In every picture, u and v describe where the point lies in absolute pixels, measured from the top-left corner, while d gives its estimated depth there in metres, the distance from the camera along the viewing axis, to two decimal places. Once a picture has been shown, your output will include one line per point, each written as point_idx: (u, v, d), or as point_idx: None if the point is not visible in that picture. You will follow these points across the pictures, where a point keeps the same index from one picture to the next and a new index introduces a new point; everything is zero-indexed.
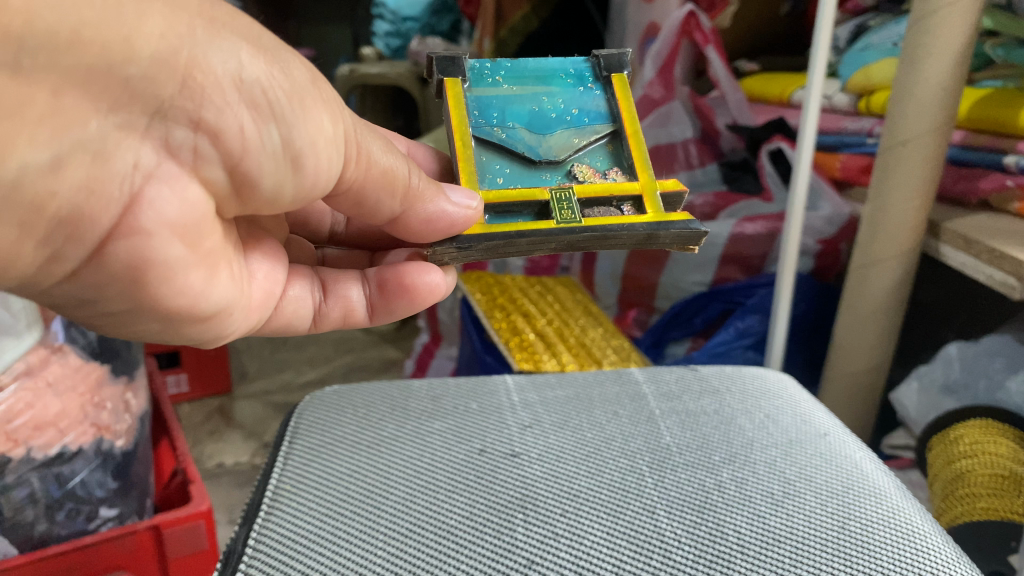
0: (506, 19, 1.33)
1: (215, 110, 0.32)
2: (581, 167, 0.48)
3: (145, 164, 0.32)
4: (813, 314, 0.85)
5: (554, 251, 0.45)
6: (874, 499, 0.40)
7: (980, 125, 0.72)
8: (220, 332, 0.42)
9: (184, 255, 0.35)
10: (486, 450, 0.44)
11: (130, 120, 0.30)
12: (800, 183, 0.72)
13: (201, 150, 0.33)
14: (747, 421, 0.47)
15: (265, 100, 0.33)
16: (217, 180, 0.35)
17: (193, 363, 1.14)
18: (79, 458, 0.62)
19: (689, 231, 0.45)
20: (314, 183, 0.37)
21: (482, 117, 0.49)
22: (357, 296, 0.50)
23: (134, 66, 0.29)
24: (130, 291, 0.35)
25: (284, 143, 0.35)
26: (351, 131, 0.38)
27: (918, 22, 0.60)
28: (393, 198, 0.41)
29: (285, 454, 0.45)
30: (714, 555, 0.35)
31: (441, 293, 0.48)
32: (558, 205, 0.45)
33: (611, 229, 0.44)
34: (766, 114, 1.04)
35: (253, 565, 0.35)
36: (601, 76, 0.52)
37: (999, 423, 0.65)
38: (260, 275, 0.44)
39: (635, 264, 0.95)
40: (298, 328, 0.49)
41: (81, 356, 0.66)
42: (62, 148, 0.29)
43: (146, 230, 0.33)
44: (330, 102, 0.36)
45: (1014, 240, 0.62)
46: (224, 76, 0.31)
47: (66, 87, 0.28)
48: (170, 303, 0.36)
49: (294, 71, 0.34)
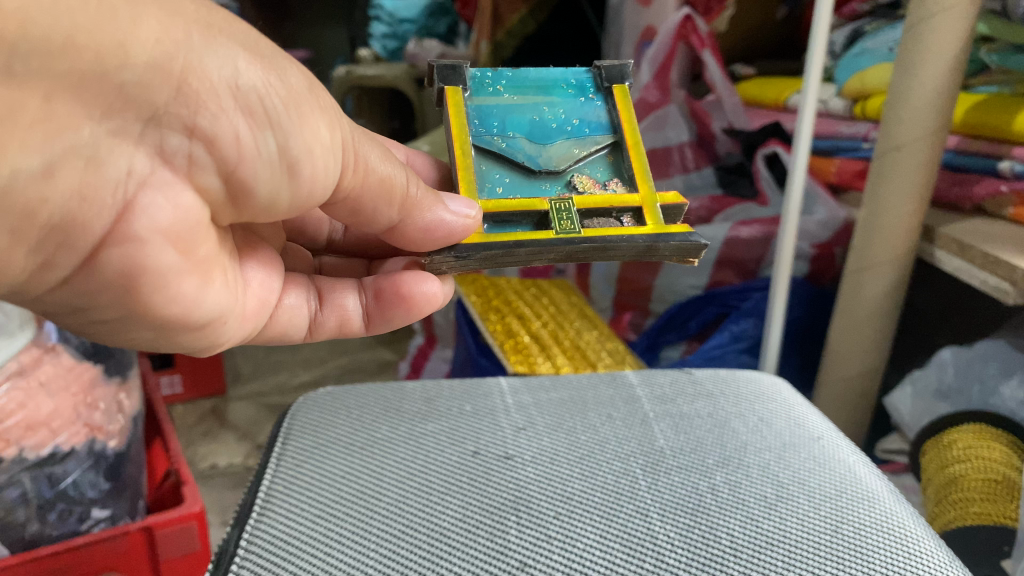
0: (504, 22, 1.31)
1: (210, 116, 0.32)
2: (581, 178, 0.48)
3: (139, 171, 0.32)
4: (807, 318, 0.86)
5: (553, 261, 0.45)
6: (867, 503, 0.40)
7: (974, 131, 0.72)
8: (214, 340, 0.42)
9: (177, 262, 0.35)
10: (480, 452, 0.44)
11: (124, 126, 0.30)
12: (794, 189, 0.71)
13: (196, 156, 0.33)
14: (741, 424, 0.47)
15: (261, 107, 0.33)
16: (212, 187, 0.35)
17: (187, 364, 1.14)
18: (71, 458, 0.61)
19: (688, 243, 0.45)
20: (310, 191, 0.37)
21: (482, 126, 0.48)
22: (353, 305, 0.50)
23: (128, 72, 0.29)
24: (123, 299, 0.35)
25: (280, 150, 0.35)
26: (348, 140, 0.38)
27: (913, 29, 0.60)
28: (391, 206, 0.41)
29: (278, 455, 0.45)
30: (706, 558, 0.35)
31: (438, 302, 0.48)
32: (557, 215, 0.45)
33: (610, 240, 0.44)
34: (762, 118, 1.05)
35: (245, 566, 0.35)
36: (602, 87, 0.52)
37: (990, 427, 0.64)
38: (256, 283, 0.44)
39: (631, 267, 0.95)
40: (293, 336, 0.49)
41: (74, 356, 0.66)
42: (54, 152, 0.29)
43: (139, 238, 0.33)
44: (327, 109, 0.36)
45: (1010, 246, 0.61)
46: (220, 82, 0.31)
47: (60, 93, 0.28)
48: (164, 311, 0.36)
49: (291, 79, 0.34)
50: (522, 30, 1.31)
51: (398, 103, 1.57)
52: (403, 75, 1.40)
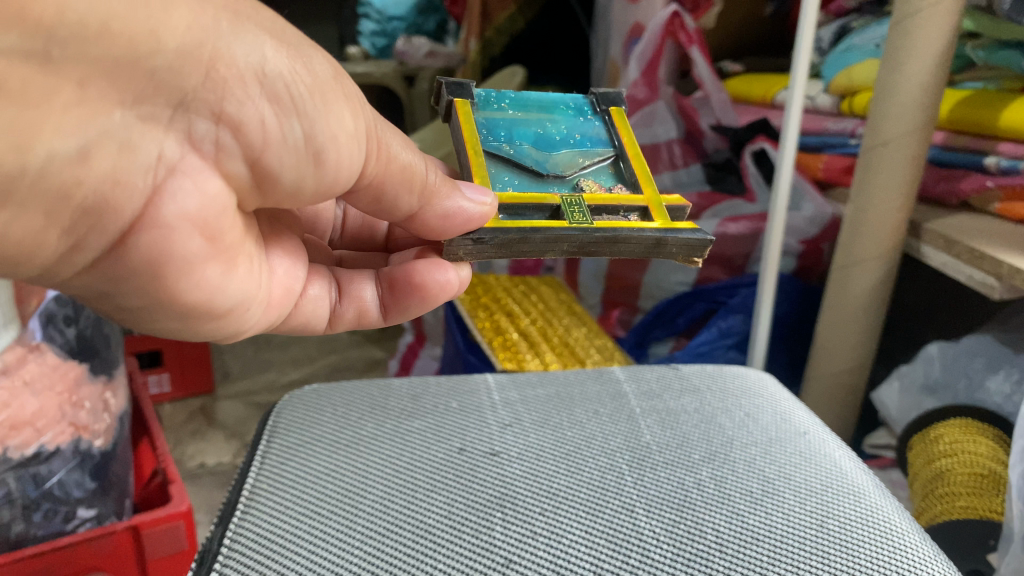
0: (493, 19, 1.34)
1: (236, 102, 0.31)
2: (587, 182, 0.48)
3: (169, 156, 0.31)
4: (794, 314, 0.86)
5: (566, 254, 0.44)
6: (852, 497, 0.40)
7: (960, 126, 0.72)
8: (237, 328, 0.42)
9: (203, 249, 0.35)
10: (465, 449, 0.44)
11: (153, 112, 0.30)
12: (783, 182, 0.71)
13: (223, 142, 0.33)
14: (727, 420, 0.47)
15: (288, 95, 0.32)
16: (238, 174, 0.35)
17: (175, 363, 1.13)
18: (57, 457, 0.61)
19: (695, 240, 0.45)
20: (335, 178, 0.37)
21: (490, 134, 0.48)
22: (370, 296, 0.49)
23: (160, 58, 0.28)
24: (150, 287, 0.35)
25: (306, 137, 0.34)
26: (372, 126, 0.37)
27: (899, 24, 0.60)
28: (411, 194, 0.41)
29: (262, 453, 0.45)
30: (692, 553, 0.35)
31: (453, 289, 0.47)
32: (569, 208, 0.45)
33: (622, 233, 0.44)
34: (749, 115, 1.05)
35: (229, 565, 0.35)
36: (598, 110, 0.53)
37: (979, 422, 0.65)
38: (281, 270, 0.44)
39: (619, 264, 0.95)
40: (314, 327, 0.49)
41: (59, 354, 0.65)
42: (87, 137, 0.28)
43: (168, 224, 0.33)
44: (352, 97, 0.36)
45: (994, 240, 0.62)
46: (247, 69, 0.31)
47: (92, 77, 0.27)
48: (188, 297, 0.37)
49: (317, 67, 0.33)
50: (511, 27, 1.35)
51: (388, 100, 1.59)
52: (391, 72, 1.44)
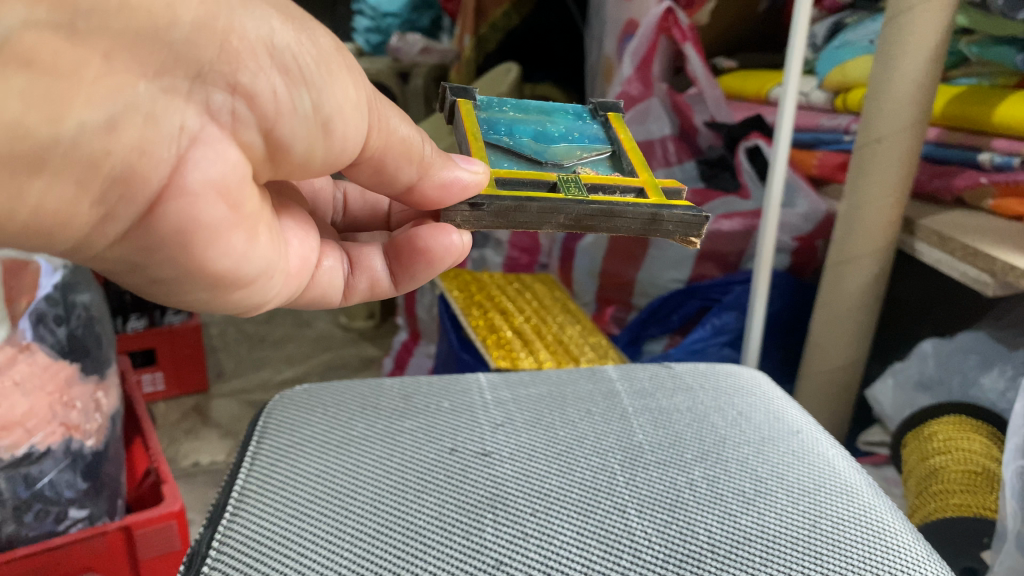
0: (488, 15, 1.35)
1: (250, 74, 0.30)
2: (584, 170, 0.46)
3: (191, 127, 0.30)
4: (789, 312, 0.87)
5: (562, 226, 0.43)
6: (845, 496, 0.40)
7: (954, 122, 0.71)
8: (262, 298, 0.41)
9: (226, 217, 0.34)
10: (456, 449, 0.44)
11: (174, 84, 0.29)
12: (777, 178, 0.71)
13: (240, 113, 0.31)
14: (720, 419, 0.47)
15: (297, 66, 0.31)
16: (254, 145, 0.33)
17: (169, 362, 1.13)
18: (48, 458, 0.60)
19: (692, 216, 0.44)
20: (343, 148, 0.36)
21: (491, 129, 0.48)
22: (380, 268, 0.48)
23: (177, 31, 0.28)
24: (179, 256, 0.33)
25: (315, 108, 0.33)
26: (373, 98, 0.37)
27: (893, 20, 0.60)
28: (410, 165, 0.40)
29: (252, 455, 0.45)
30: (683, 555, 0.35)
31: (458, 252, 0.45)
32: (566, 185, 0.44)
33: (618, 206, 0.43)
34: (744, 111, 1.05)
35: (218, 568, 0.35)
36: (598, 115, 0.52)
37: (971, 419, 0.65)
38: (295, 241, 0.43)
39: (614, 262, 0.96)
40: (330, 300, 0.48)
41: (48, 354, 0.65)
42: (116, 108, 0.27)
43: (193, 192, 0.31)
44: (355, 70, 0.35)
45: (988, 237, 0.62)
46: (258, 42, 0.30)
47: (117, 51, 0.27)
48: (215, 265, 0.35)
49: (320, 40, 0.32)
50: (507, 23, 1.35)
51: None
52: (385, 69, 1.45)
